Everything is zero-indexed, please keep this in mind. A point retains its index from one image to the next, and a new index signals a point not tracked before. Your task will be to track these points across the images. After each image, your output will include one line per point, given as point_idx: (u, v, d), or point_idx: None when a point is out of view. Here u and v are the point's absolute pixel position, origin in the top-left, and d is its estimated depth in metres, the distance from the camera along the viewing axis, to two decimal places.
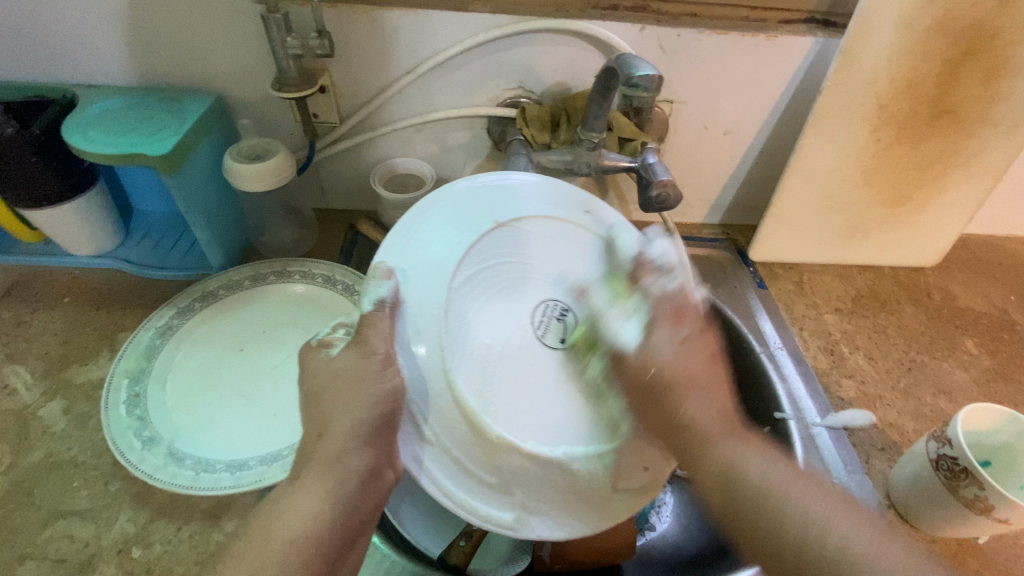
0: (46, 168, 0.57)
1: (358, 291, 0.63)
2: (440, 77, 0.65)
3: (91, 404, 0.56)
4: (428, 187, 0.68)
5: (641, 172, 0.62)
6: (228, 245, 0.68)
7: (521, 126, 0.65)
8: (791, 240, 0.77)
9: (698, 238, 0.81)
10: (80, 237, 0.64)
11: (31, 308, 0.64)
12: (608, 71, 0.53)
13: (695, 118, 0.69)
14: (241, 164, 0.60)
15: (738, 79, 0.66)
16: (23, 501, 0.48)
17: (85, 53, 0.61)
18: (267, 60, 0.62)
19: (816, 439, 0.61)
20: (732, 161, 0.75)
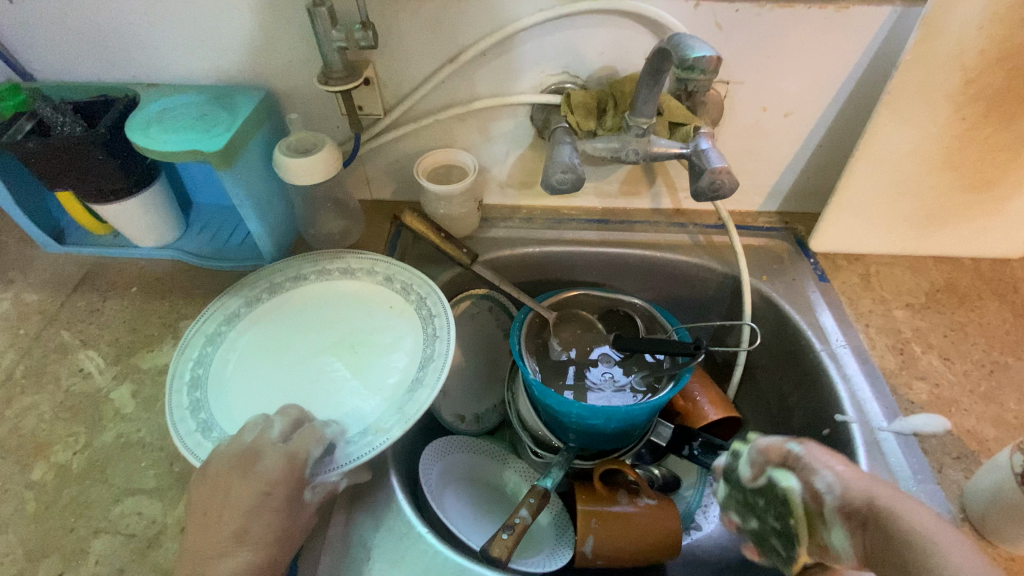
0: (114, 165, 0.60)
1: (398, 279, 0.65)
2: (482, 65, 0.64)
3: (157, 388, 0.59)
4: (471, 178, 0.67)
5: (693, 159, 0.58)
6: (279, 237, 0.70)
7: (566, 113, 0.63)
8: (858, 230, 0.72)
9: (754, 228, 0.77)
10: (146, 229, 0.68)
11: (103, 297, 0.69)
12: (660, 53, 0.50)
13: (752, 100, 0.65)
14: (291, 159, 0.61)
15: (802, 56, 0.61)
16: (97, 478, 0.52)
17: (146, 53, 0.63)
18: (313, 53, 0.62)
19: (882, 445, 0.57)
20: (793, 144, 0.70)
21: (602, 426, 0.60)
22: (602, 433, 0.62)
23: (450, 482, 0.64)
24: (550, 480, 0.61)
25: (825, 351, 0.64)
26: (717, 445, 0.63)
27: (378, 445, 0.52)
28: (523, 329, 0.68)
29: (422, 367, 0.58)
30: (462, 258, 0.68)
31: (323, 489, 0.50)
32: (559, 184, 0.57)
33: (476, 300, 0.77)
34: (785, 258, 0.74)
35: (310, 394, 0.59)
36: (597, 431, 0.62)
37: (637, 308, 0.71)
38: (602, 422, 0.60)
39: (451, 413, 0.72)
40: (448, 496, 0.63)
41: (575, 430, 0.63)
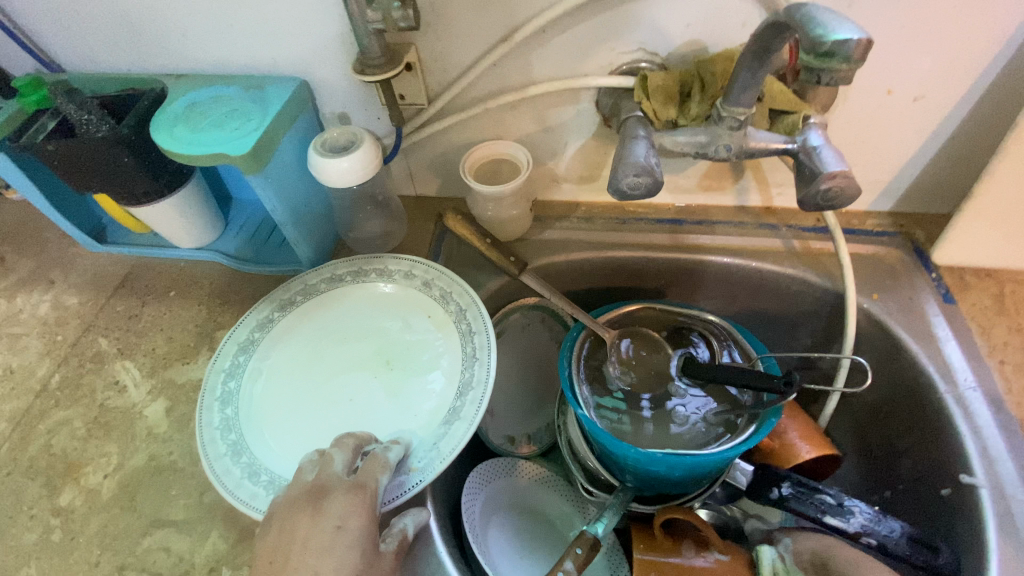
0: (141, 167, 0.55)
1: (437, 286, 0.58)
2: (541, 44, 0.54)
3: (190, 406, 0.56)
4: (524, 177, 0.59)
5: (800, 158, 0.47)
6: (317, 240, 0.65)
7: (640, 99, 0.53)
8: (1001, 240, 0.58)
9: (861, 233, 0.64)
10: (183, 231, 0.65)
11: (141, 301, 0.66)
12: (774, 27, 0.39)
13: (876, 80, 0.52)
14: (326, 160, 0.55)
15: (952, 23, 0.47)
16: (126, 506, 0.49)
17: (173, 40, 0.58)
18: (349, 37, 0.55)
19: (1018, 519, 0.46)
20: (923, 134, 0.56)
21: (664, 473, 0.52)
22: (663, 478, 0.53)
23: (493, 513, 0.59)
24: (602, 526, 0.53)
25: (951, 394, 0.53)
26: (811, 487, 0.53)
27: (411, 487, 0.46)
28: (577, 348, 0.60)
29: (461, 395, 0.51)
30: (510, 268, 0.61)
31: (395, 538, 0.44)
32: (631, 189, 0.48)
33: (526, 311, 0.70)
34: (899, 271, 0.62)
35: (342, 414, 0.53)
36: (657, 476, 0.53)
37: (711, 325, 0.62)
38: (664, 469, 0.51)
39: (500, 435, 0.67)
40: (492, 532, 0.57)
41: (634, 473, 0.55)
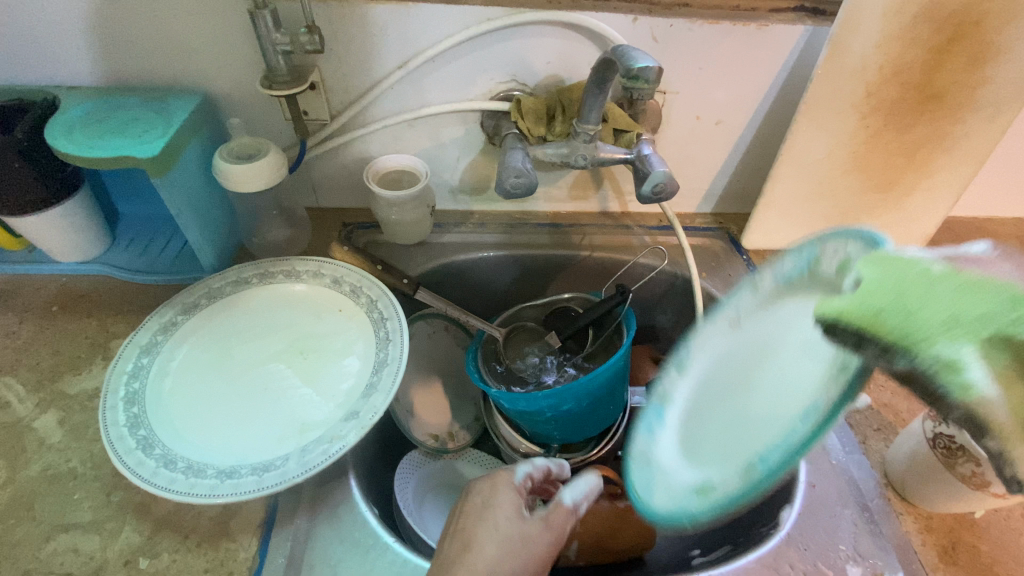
0: (31, 174, 0.55)
1: (347, 283, 0.64)
2: (431, 72, 0.64)
3: (87, 414, 0.55)
4: (424, 184, 0.68)
5: (636, 164, 0.62)
6: (220, 247, 0.67)
7: (517, 119, 0.64)
8: (784, 227, 0.78)
9: (693, 228, 0.82)
10: (67, 245, 0.63)
11: (19, 318, 0.63)
12: (606, 63, 0.53)
13: (688, 108, 0.69)
14: (232, 165, 0.59)
15: (730, 69, 0.66)
16: (23, 516, 0.49)
17: (64, 52, 0.59)
18: (255, 58, 0.61)
19: None
20: (725, 150, 0.75)
21: (574, 407, 0.62)
22: (577, 415, 0.63)
23: (424, 495, 0.65)
24: None
25: None
26: None
27: (334, 452, 0.49)
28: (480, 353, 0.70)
29: (376, 371, 0.56)
30: (404, 288, 0.68)
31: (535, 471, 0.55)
32: (513, 188, 0.58)
33: (430, 319, 0.75)
34: (721, 255, 0.80)
35: (258, 404, 0.56)
36: (572, 414, 0.63)
37: (574, 301, 0.73)
38: (573, 405, 0.61)
39: (424, 432, 0.71)
40: (425, 513, 0.63)
41: (556, 425, 0.64)
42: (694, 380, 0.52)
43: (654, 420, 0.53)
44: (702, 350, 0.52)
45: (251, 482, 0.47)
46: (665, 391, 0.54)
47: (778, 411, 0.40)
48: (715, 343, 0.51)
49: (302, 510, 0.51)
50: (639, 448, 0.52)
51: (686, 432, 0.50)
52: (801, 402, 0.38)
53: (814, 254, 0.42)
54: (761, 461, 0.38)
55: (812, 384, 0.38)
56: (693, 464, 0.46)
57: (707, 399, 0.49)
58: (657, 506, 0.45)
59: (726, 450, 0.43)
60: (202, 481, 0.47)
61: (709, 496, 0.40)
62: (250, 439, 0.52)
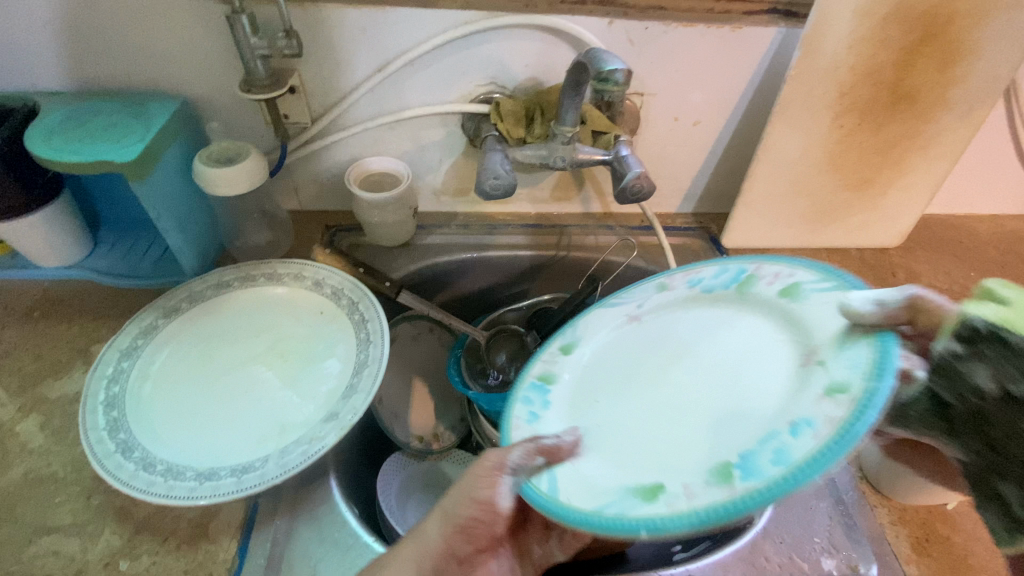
0: (9, 179, 0.55)
1: (328, 285, 0.64)
2: (410, 75, 0.65)
3: (68, 418, 0.56)
4: (405, 186, 0.68)
5: (614, 165, 0.63)
6: (202, 250, 0.67)
7: (496, 121, 0.65)
8: (763, 226, 0.79)
9: (674, 227, 0.83)
10: (46, 250, 0.63)
11: (0, 323, 0.63)
12: (578, 66, 0.53)
13: (666, 109, 0.70)
14: (212, 168, 0.59)
15: (706, 70, 0.67)
16: (2, 520, 0.49)
17: (42, 56, 0.59)
18: (234, 61, 0.61)
19: None
20: (704, 150, 0.76)
21: None
22: None
23: (407, 496, 0.65)
24: None
25: None
26: None
27: (313, 452, 0.49)
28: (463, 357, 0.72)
29: (357, 372, 0.57)
30: (386, 291, 0.69)
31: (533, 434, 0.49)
32: (492, 189, 0.59)
33: (413, 321, 0.76)
34: (702, 254, 0.81)
35: (238, 406, 0.56)
36: None
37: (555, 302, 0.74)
38: None
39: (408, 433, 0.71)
40: (408, 514, 0.63)
41: None
42: (579, 368, 0.51)
43: (541, 402, 0.49)
44: (591, 340, 0.53)
45: (230, 484, 0.48)
46: (551, 374, 0.51)
47: (699, 424, 0.40)
48: (604, 332, 0.53)
49: (283, 510, 0.51)
50: (521, 424, 0.48)
51: (574, 423, 0.46)
52: (757, 410, 0.37)
53: (744, 272, 0.47)
54: (741, 462, 0.34)
55: (756, 398, 0.38)
56: (607, 464, 0.42)
57: (592, 386, 0.49)
58: (590, 509, 0.38)
59: (635, 458, 0.41)
60: (181, 484, 0.47)
61: (661, 491, 0.36)
62: (230, 441, 0.53)
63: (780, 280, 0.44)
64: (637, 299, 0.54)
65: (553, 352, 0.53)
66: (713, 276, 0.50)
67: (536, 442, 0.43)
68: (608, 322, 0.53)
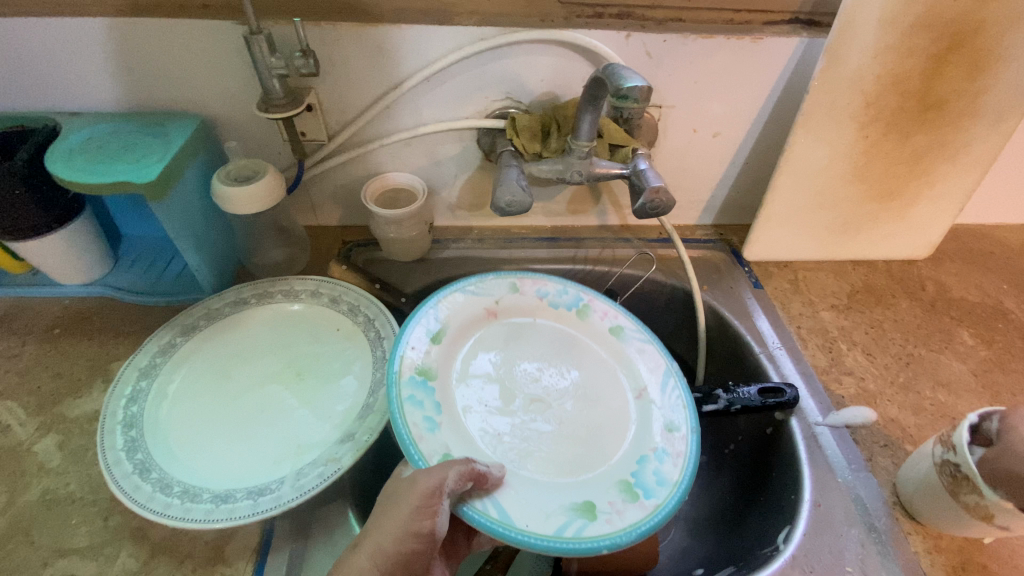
0: (32, 200, 0.56)
1: (345, 302, 0.64)
2: (426, 91, 0.64)
3: (86, 437, 0.56)
4: (421, 202, 0.68)
5: (632, 179, 0.61)
6: (219, 268, 0.68)
7: (512, 136, 0.64)
8: (785, 239, 0.77)
9: (694, 240, 0.81)
10: (68, 266, 0.63)
11: (21, 341, 0.64)
12: (596, 81, 0.53)
13: (684, 122, 0.69)
14: (230, 187, 0.59)
15: (726, 82, 0.66)
16: (20, 542, 0.49)
17: (65, 77, 0.60)
18: (252, 81, 0.61)
19: (819, 439, 0.61)
20: (723, 161, 0.74)
21: None
22: None
23: None
24: None
25: (763, 354, 0.69)
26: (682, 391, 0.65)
27: (329, 475, 0.49)
28: None
29: (373, 391, 0.56)
30: (402, 306, 0.70)
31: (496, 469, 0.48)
32: (508, 206, 0.58)
33: None
34: (722, 268, 0.79)
35: (255, 426, 0.56)
36: None
37: None
38: None
39: None
40: None
41: None
42: (445, 356, 0.57)
43: (431, 406, 0.52)
44: (454, 322, 0.60)
45: (246, 507, 0.47)
46: (428, 368, 0.55)
47: (589, 448, 0.55)
48: (461, 315, 0.60)
49: (298, 533, 0.51)
50: (418, 425, 0.50)
51: (472, 415, 0.55)
52: (619, 438, 0.55)
53: (580, 300, 0.64)
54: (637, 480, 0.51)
55: (604, 416, 0.57)
56: (532, 474, 0.51)
57: (488, 382, 0.58)
58: (546, 533, 0.46)
59: (517, 437, 0.55)
60: (197, 506, 0.47)
61: (605, 518, 0.48)
62: (246, 462, 0.52)
63: (608, 317, 0.63)
64: (496, 291, 0.63)
65: (417, 347, 0.56)
66: (557, 292, 0.64)
67: (469, 465, 0.45)
68: (467, 310, 0.61)
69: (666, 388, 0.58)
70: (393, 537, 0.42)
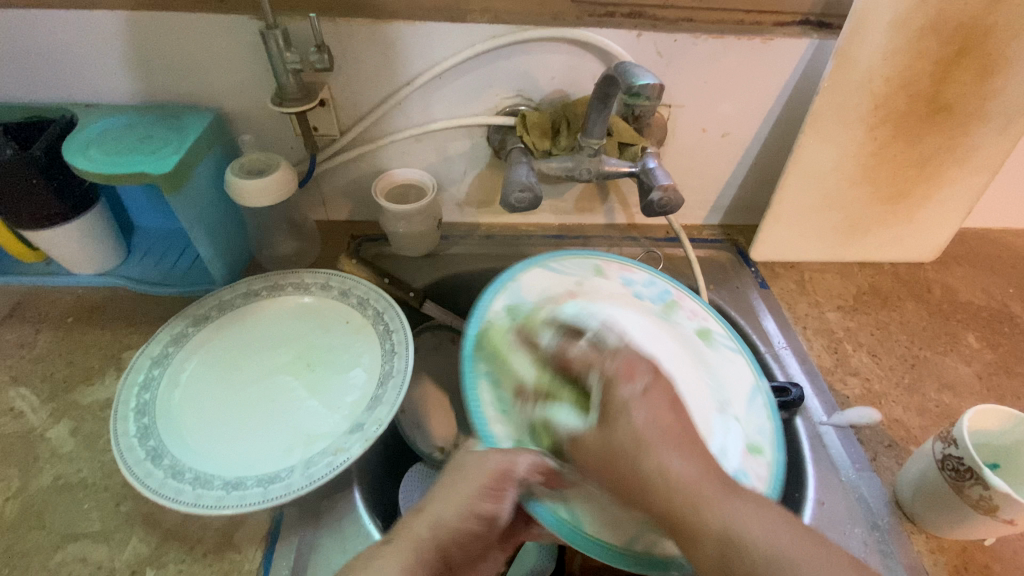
0: (49, 189, 0.57)
1: (354, 295, 0.64)
2: (437, 88, 0.65)
3: (98, 424, 0.57)
4: (430, 197, 0.68)
5: (641, 177, 0.62)
6: (230, 260, 0.68)
7: (521, 133, 0.65)
8: (792, 239, 0.77)
9: (701, 240, 0.81)
10: (81, 256, 0.64)
11: (35, 329, 0.65)
12: (608, 79, 0.53)
13: (693, 122, 0.70)
14: (243, 180, 0.60)
15: (735, 82, 0.66)
16: (34, 525, 0.50)
17: (83, 70, 0.61)
18: (266, 75, 0.62)
19: (823, 438, 0.61)
20: (731, 162, 0.75)
21: None
22: None
23: None
24: None
25: (768, 353, 0.69)
26: None
27: (338, 464, 0.49)
28: None
29: (381, 383, 0.57)
30: (410, 301, 0.70)
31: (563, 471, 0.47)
32: (518, 202, 0.59)
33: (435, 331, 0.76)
34: (728, 268, 0.79)
35: (265, 416, 0.56)
36: None
37: None
38: None
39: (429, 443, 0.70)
40: None
41: None
42: (518, 329, 0.57)
43: (497, 383, 0.52)
44: (532, 297, 0.60)
45: (255, 494, 0.48)
46: (498, 341, 0.55)
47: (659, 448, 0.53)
48: (535, 291, 0.61)
49: (306, 521, 0.51)
50: (489, 405, 0.51)
51: None
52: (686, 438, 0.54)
53: (667, 295, 0.63)
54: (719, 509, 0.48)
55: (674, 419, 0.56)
56: None
57: None
58: (620, 547, 0.44)
59: None
60: (209, 493, 0.48)
61: (658, 548, 0.45)
62: (256, 452, 0.53)
63: (697, 318, 0.61)
64: (578, 273, 0.63)
65: (495, 320, 0.57)
66: (644, 284, 0.64)
67: (542, 459, 0.44)
68: (551, 287, 0.61)
69: (753, 403, 0.55)
70: (455, 515, 0.42)
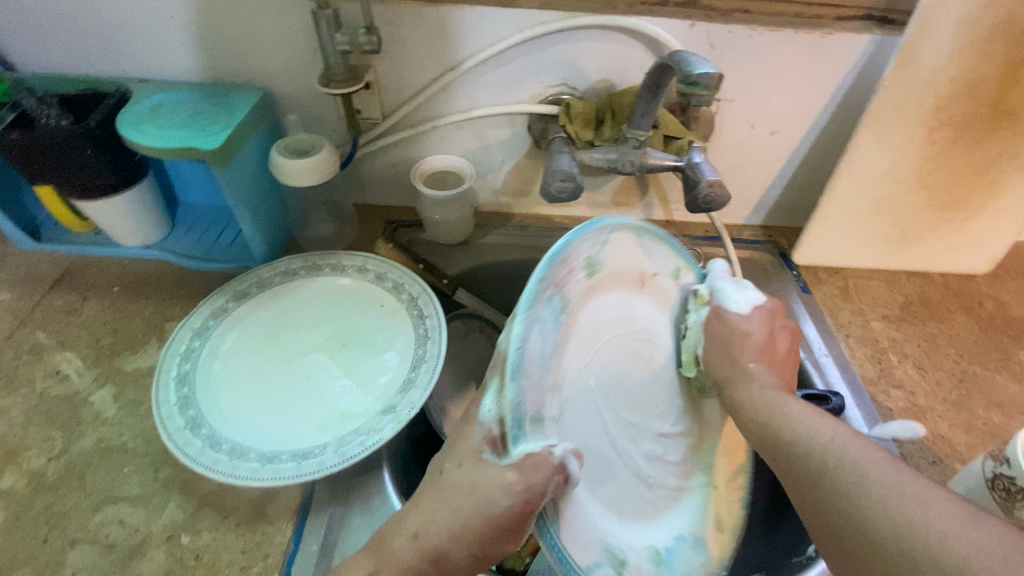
0: (102, 161, 0.58)
1: (390, 278, 0.64)
2: (482, 75, 0.65)
3: (139, 391, 0.58)
4: (469, 184, 0.68)
5: (686, 172, 0.60)
6: (270, 238, 0.69)
7: (565, 122, 0.64)
8: (838, 243, 0.75)
9: (741, 240, 0.79)
10: (128, 228, 0.66)
11: (82, 297, 0.67)
12: (660, 68, 0.52)
13: (742, 116, 0.68)
14: (289, 160, 0.60)
15: (789, 78, 0.64)
16: (75, 486, 0.52)
17: (137, 45, 0.62)
18: (314, 55, 0.62)
19: None
20: (779, 160, 0.73)
21: None
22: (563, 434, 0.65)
23: None
24: None
25: (809, 360, 0.67)
26: None
27: (371, 444, 0.50)
28: None
29: (415, 367, 0.57)
30: (443, 288, 0.71)
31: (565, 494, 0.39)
32: (558, 192, 0.58)
33: (465, 319, 0.76)
34: (770, 271, 0.77)
35: (298, 393, 0.57)
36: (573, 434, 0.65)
37: None
38: None
39: None
40: None
41: None
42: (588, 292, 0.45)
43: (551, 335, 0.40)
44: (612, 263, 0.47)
45: (288, 469, 0.48)
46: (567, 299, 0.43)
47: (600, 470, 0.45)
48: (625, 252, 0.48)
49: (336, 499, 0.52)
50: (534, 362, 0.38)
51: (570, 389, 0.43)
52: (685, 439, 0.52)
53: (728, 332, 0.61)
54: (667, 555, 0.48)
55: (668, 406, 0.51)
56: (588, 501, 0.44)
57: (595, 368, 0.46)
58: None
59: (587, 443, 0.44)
60: (244, 464, 0.48)
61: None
62: (289, 427, 0.53)
63: None
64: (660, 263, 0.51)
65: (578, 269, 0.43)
66: None
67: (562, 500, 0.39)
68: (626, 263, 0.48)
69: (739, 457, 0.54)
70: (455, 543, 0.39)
